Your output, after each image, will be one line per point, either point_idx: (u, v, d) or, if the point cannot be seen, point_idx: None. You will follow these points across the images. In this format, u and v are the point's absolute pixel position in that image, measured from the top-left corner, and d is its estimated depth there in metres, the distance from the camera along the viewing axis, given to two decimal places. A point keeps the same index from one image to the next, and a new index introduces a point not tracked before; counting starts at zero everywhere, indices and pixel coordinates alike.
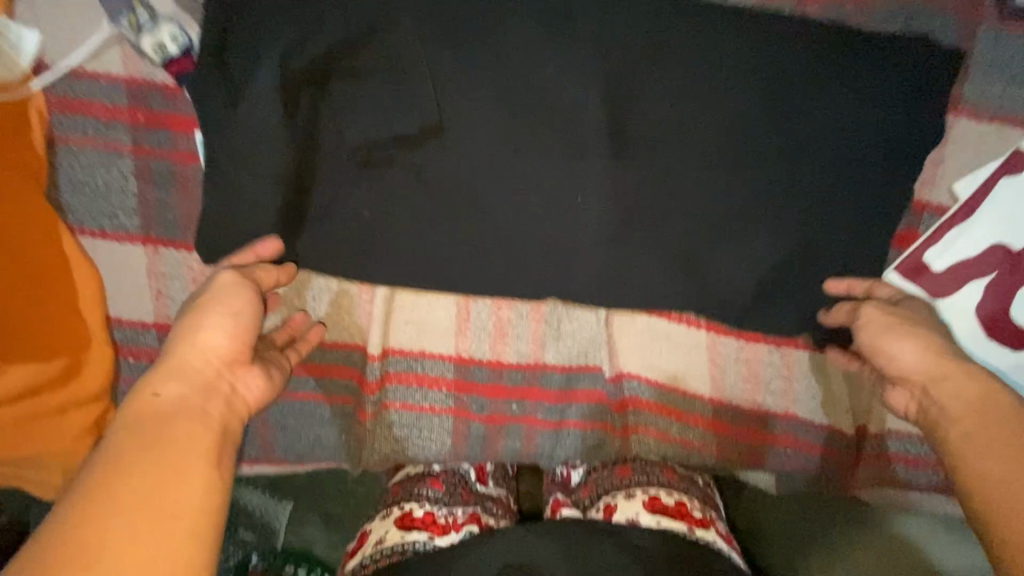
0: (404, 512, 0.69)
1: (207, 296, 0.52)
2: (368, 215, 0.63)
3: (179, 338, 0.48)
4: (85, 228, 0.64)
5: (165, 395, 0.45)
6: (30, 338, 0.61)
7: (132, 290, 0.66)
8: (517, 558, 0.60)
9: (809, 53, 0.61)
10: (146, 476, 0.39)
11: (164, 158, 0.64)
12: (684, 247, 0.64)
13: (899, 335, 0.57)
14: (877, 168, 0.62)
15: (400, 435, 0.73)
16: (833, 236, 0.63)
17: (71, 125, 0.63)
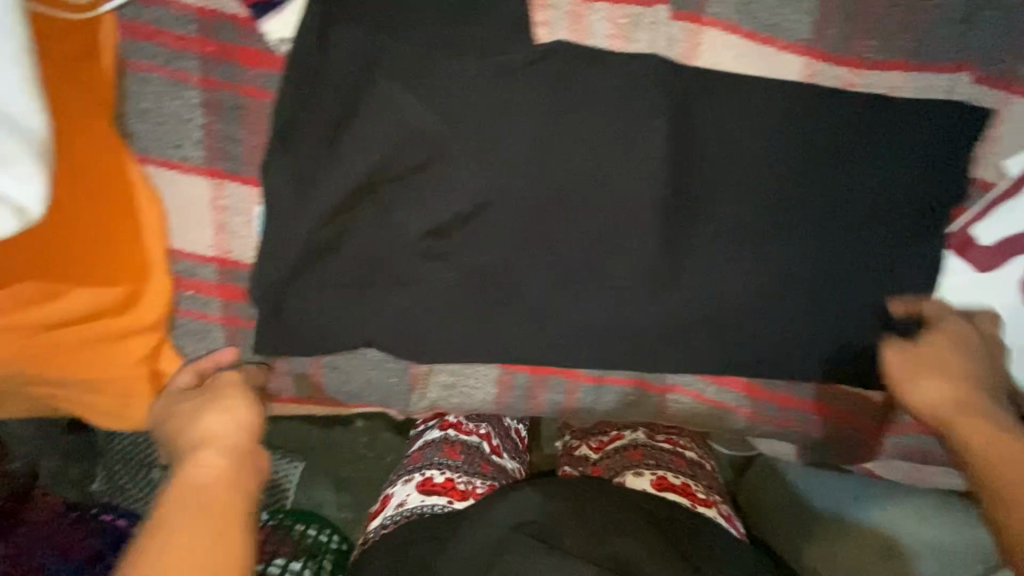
0: (424, 478, 0.74)
1: (225, 385, 0.61)
2: (425, 165, 0.66)
3: (206, 414, 0.57)
4: (150, 157, 0.64)
5: (202, 466, 0.52)
6: (89, 261, 0.61)
7: (194, 222, 0.66)
8: (526, 517, 0.59)
9: (846, 106, 0.66)
10: (192, 536, 0.46)
11: (231, 91, 0.64)
12: (726, 218, 0.69)
13: (930, 374, 0.65)
14: (905, 219, 0.68)
15: (450, 383, 0.75)
16: (863, 237, 0.68)
17: (140, 50, 0.62)
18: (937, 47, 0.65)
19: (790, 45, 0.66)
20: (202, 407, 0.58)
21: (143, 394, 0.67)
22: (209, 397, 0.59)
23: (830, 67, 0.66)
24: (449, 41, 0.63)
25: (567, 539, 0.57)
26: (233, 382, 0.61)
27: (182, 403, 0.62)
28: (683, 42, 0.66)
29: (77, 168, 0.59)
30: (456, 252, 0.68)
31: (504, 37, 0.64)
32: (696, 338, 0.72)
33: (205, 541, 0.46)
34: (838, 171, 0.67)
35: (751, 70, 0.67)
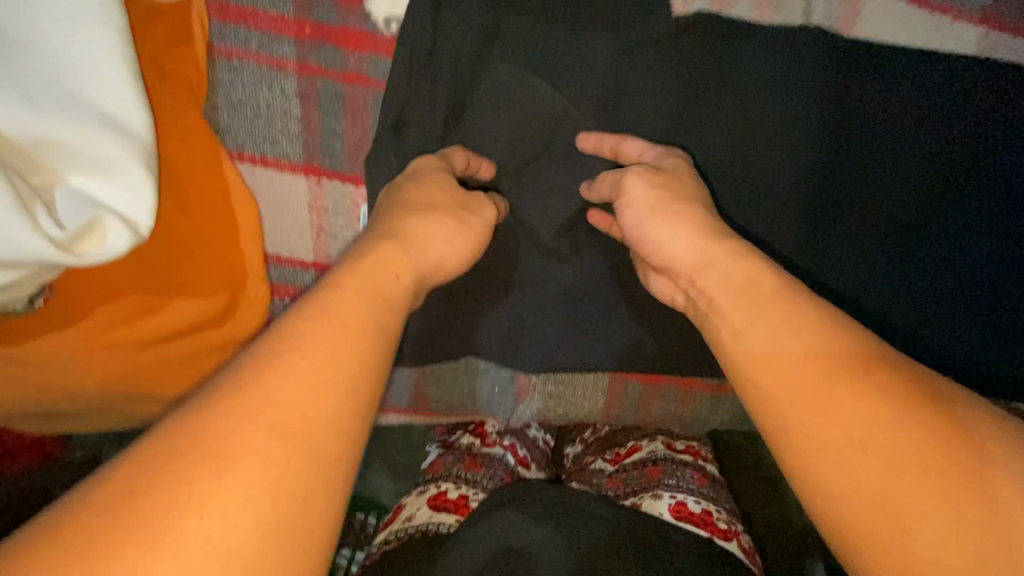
0: (438, 492, 0.68)
1: (459, 193, 0.49)
2: (539, 156, 0.59)
3: (428, 217, 0.46)
4: (244, 154, 0.58)
5: (400, 282, 0.41)
6: (187, 271, 0.56)
7: (292, 225, 0.61)
8: (509, 542, 0.53)
9: (961, 95, 0.59)
10: (360, 344, 0.35)
11: (332, 79, 0.57)
12: (867, 215, 0.62)
13: (668, 216, 0.49)
14: (1014, 220, 0.62)
15: (557, 394, 0.70)
16: (963, 241, 0.63)
17: (231, 35, 0.56)
18: None
19: (965, 13, 0.57)
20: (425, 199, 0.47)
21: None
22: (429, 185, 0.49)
23: (1011, 39, 0.58)
24: (574, 13, 0.56)
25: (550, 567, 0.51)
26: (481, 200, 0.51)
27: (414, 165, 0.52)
28: (841, 10, 0.57)
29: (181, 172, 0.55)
30: (562, 249, 0.62)
31: (638, 11, 0.56)
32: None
33: (357, 359, 0.34)
34: (985, 160, 0.60)
35: (918, 43, 0.58)
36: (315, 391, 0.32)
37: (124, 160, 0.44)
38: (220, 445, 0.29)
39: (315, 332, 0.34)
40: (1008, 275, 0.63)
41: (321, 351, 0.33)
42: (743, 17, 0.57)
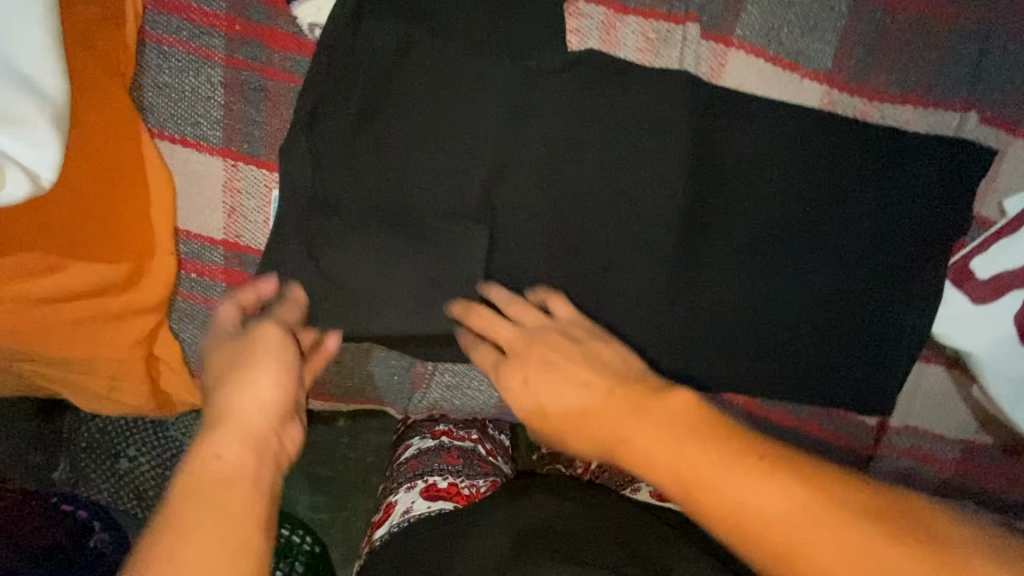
0: (428, 484, 0.75)
1: (256, 353, 0.56)
2: (443, 163, 0.66)
3: (247, 394, 0.54)
4: (165, 133, 0.62)
5: (225, 458, 0.50)
6: (86, 234, 0.59)
7: (203, 201, 0.64)
8: (528, 525, 0.62)
9: (834, 136, 0.69)
10: (226, 498, 0.47)
11: (256, 72, 0.62)
12: (733, 236, 0.71)
13: (539, 367, 0.63)
14: (893, 249, 0.71)
15: (451, 384, 0.74)
16: (850, 269, 0.72)
17: (163, 23, 0.60)
18: (946, 87, 0.68)
19: (810, 72, 0.68)
20: (246, 372, 0.55)
21: (137, 377, 0.65)
22: (236, 364, 0.56)
23: (847, 96, 0.68)
24: (477, 38, 0.64)
25: (576, 543, 0.59)
26: (279, 336, 0.58)
27: (222, 354, 0.58)
28: (709, 61, 0.68)
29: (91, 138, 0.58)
30: (461, 247, 0.68)
31: (539, 43, 0.65)
32: (710, 333, 0.74)
33: (224, 527, 0.45)
34: (835, 196, 0.70)
35: (773, 95, 0.69)
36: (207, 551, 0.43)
37: (33, 115, 0.48)
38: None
39: (182, 532, 0.44)
40: (895, 301, 0.72)
41: (212, 529, 0.45)
42: (628, 59, 0.67)
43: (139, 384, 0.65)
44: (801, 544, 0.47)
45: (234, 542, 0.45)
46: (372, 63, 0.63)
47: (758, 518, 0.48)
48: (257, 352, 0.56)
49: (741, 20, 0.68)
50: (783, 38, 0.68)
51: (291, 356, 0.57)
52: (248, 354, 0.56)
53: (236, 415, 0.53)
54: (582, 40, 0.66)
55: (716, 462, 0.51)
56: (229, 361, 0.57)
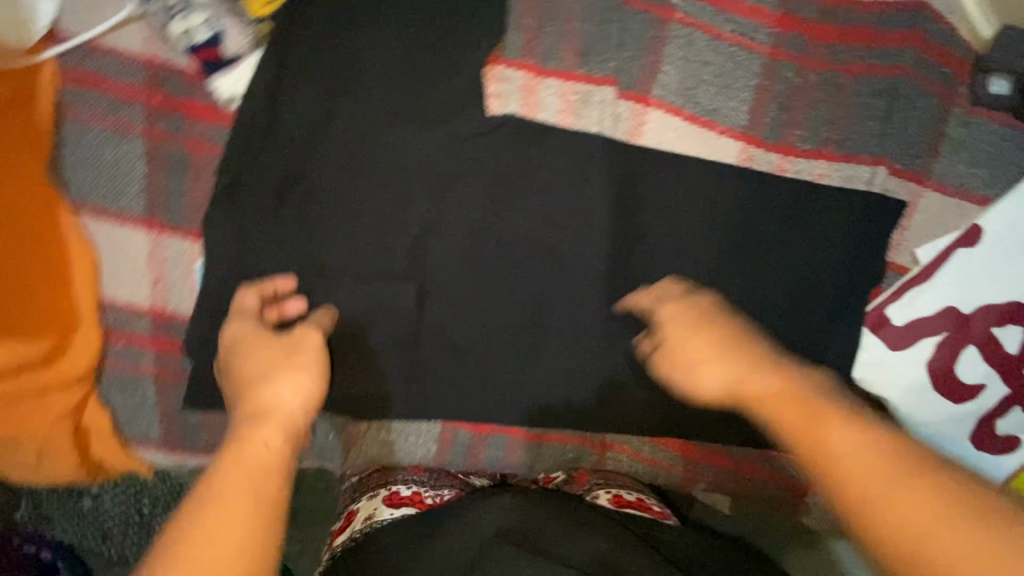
0: (392, 492, 0.68)
1: (305, 357, 0.51)
2: (372, 226, 0.67)
3: (293, 389, 0.48)
4: (87, 207, 0.62)
5: (271, 449, 0.43)
6: (9, 310, 0.60)
7: (128, 274, 0.64)
8: (511, 524, 0.56)
9: (754, 192, 0.70)
10: (258, 483, 0.40)
11: (177, 143, 0.63)
12: (663, 288, 0.71)
13: (699, 324, 0.50)
14: (818, 307, 0.70)
15: (388, 440, 0.75)
16: (780, 328, 0.70)
17: (81, 99, 0.61)
18: (858, 141, 0.70)
19: (728, 130, 0.70)
20: (292, 371, 0.49)
21: (61, 450, 0.64)
22: (278, 357, 0.51)
23: (763, 152, 0.70)
24: (401, 106, 0.66)
25: (557, 542, 0.54)
26: (314, 344, 0.53)
27: (262, 350, 0.52)
28: (628, 120, 0.70)
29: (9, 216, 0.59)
30: (390, 309, 0.68)
31: (460, 108, 0.67)
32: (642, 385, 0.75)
33: (252, 524, 0.38)
34: (758, 249, 0.70)
35: (692, 152, 0.70)
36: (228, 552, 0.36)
37: None
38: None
39: (197, 540, 0.36)
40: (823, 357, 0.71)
41: (235, 516, 0.38)
42: (549, 120, 0.69)
43: (61, 459, 0.64)
44: (928, 553, 0.33)
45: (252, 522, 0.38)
46: (297, 133, 0.64)
47: (850, 463, 0.37)
48: (303, 354, 0.52)
49: (659, 81, 0.70)
50: (699, 96, 0.70)
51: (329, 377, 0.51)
52: (298, 354, 0.52)
53: (276, 408, 0.46)
54: (502, 104, 0.68)
55: (782, 388, 0.43)
56: (269, 365, 0.51)
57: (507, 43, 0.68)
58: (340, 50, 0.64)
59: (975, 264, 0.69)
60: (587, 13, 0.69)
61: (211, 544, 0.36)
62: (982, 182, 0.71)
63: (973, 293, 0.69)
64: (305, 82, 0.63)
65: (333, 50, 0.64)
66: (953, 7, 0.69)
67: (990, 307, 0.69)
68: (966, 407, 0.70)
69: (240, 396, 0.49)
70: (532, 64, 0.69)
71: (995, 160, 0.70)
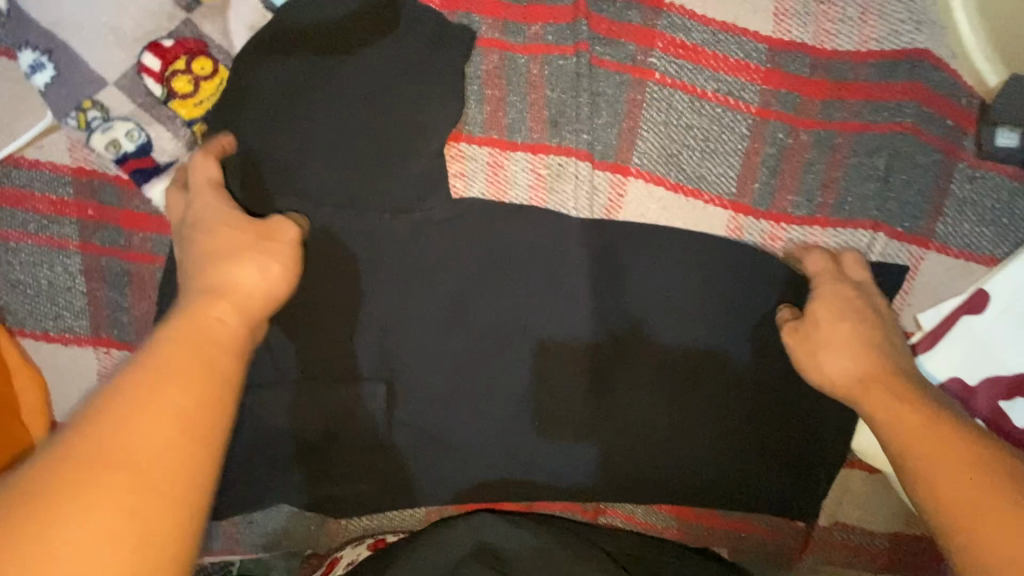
0: (377, 539, 0.69)
1: (274, 241, 0.49)
2: (339, 322, 0.63)
3: (259, 276, 0.46)
4: (27, 331, 0.59)
5: (225, 324, 0.42)
6: None
7: (78, 395, 0.60)
8: (486, 542, 0.61)
9: (745, 267, 0.65)
10: (204, 357, 0.39)
11: (117, 256, 0.58)
12: (652, 368, 0.67)
13: (849, 312, 0.57)
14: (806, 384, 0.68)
15: (372, 527, 0.73)
16: (769, 401, 0.68)
17: (8, 218, 0.57)
18: (856, 204, 0.64)
19: (715, 197, 0.65)
20: (253, 251, 0.47)
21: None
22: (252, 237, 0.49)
23: (754, 221, 0.65)
24: (359, 197, 0.60)
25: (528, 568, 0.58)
26: (292, 237, 0.50)
27: (223, 222, 0.49)
28: (607, 192, 0.65)
29: None
30: (365, 404, 0.65)
31: (423, 194, 0.61)
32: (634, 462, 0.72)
33: (200, 401, 0.36)
34: (747, 327, 0.66)
35: (678, 223, 0.65)
36: (173, 430, 0.34)
37: None
38: (83, 490, 0.31)
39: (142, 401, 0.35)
40: (809, 429, 0.70)
41: (166, 391, 0.36)
42: (520, 200, 0.64)
43: None
44: (989, 539, 0.37)
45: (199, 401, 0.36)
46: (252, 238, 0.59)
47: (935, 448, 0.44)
48: (274, 227, 0.50)
49: (638, 147, 0.64)
50: (682, 161, 0.64)
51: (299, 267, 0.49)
52: (266, 237, 0.49)
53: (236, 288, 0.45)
54: (464, 186, 0.64)
55: (899, 399, 0.49)
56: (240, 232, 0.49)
57: (469, 118, 0.64)
58: (288, 143, 0.58)
59: (982, 331, 0.65)
60: (558, 80, 0.64)
61: (149, 402, 0.35)
62: (988, 241, 0.66)
63: (978, 364, 0.65)
64: (250, 182, 0.58)
65: (278, 141, 0.58)
66: (956, 53, 0.64)
67: (997, 379, 0.64)
68: None
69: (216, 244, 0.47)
70: (499, 138, 0.64)
71: (1003, 217, 0.65)
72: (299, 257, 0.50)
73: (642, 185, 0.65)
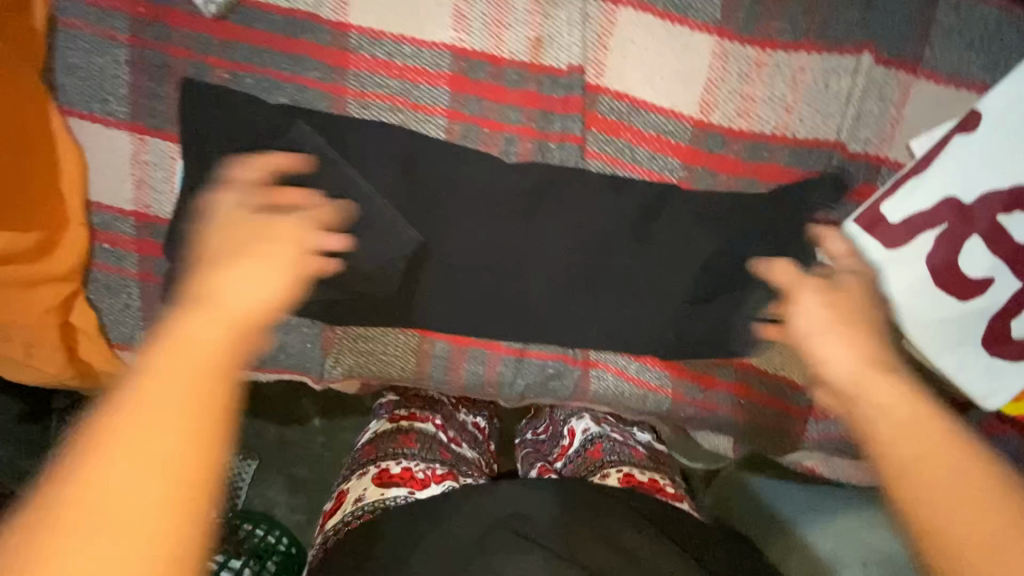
0: (382, 471, 0.79)
1: (276, 250, 0.47)
2: (349, 136, 0.68)
3: (245, 279, 0.44)
4: (73, 110, 0.66)
5: (202, 337, 0.39)
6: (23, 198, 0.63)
7: (112, 174, 0.68)
8: (512, 510, 0.62)
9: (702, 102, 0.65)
10: (194, 373, 0.37)
11: (159, 50, 0.66)
12: (640, 201, 0.71)
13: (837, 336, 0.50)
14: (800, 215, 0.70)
15: (366, 349, 0.76)
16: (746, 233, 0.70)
17: (71, 8, 0.65)
18: (841, 30, 0.67)
19: (701, 24, 0.68)
20: (245, 262, 0.45)
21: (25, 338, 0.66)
22: (251, 243, 0.47)
23: (738, 46, 0.68)
24: (379, 14, 0.67)
25: (564, 538, 0.58)
26: (289, 233, 0.50)
27: (232, 231, 0.49)
28: (599, 20, 0.69)
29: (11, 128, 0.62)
30: (380, 214, 0.67)
31: (432, 11, 0.68)
32: (631, 297, 0.73)
33: (205, 395, 0.36)
34: (737, 179, 0.71)
35: (665, 49, 0.69)
36: (176, 441, 0.34)
37: None
38: (105, 471, 0.33)
39: (122, 431, 0.34)
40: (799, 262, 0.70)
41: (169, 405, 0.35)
42: (519, 23, 0.68)
43: (50, 354, 0.68)
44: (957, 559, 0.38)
45: (196, 399, 0.36)
46: (286, 42, 0.67)
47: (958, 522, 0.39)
48: (271, 235, 0.49)
49: None
50: None
51: (294, 265, 0.47)
52: (266, 239, 0.48)
53: (218, 297, 0.42)
54: (422, 130, 0.70)
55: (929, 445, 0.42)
56: (234, 246, 0.47)
57: None
58: None
59: (974, 152, 0.66)
60: None
61: (154, 410, 0.35)
62: (978, 69, 0.67)
63: (972, 180, 0.67)
64: None
65: None
66: None
67: (994, 192, 0.66)
68: (972, 303, 0.68)
69: (222, 255, 0.46)
70: None
71: (991, 44, 0.66)
72: (289, 247, 0.49)
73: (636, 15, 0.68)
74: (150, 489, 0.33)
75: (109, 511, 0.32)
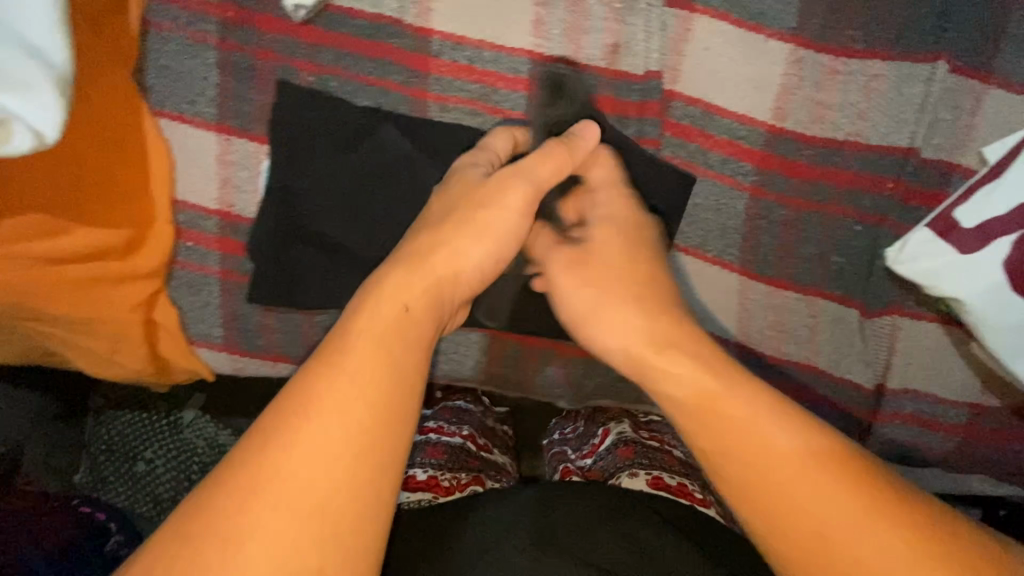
0: (410, 477, 0.81)
1: (490, 222, 0.56)
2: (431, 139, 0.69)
3: (456, 253, 0.54)
4: (164, 110, 0.68)
5: (409, 309, 0.49)
6: (114, 195, 0.64)
7: (198, 173, 0.69)
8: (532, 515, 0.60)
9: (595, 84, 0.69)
10: (398, 338, 0.46)
11: (247, 54, 0.68)
12: None
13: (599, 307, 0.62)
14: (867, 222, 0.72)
15: (439, 348, 0.77)
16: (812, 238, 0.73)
17: (164, 12, 0.66)
18: (915, 38, 0.68)
19: (776, 32, 0.69)
20: (464, 238, 0.55)
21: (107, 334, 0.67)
22: (466, 215, 0.57)
23: (813, 54, 0.70)
24: (461, 19, 0.69)
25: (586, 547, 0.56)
26: (519, 207, 0.58)
27: (446, 203, 0.58)
28: (674, 28, 0.70)
29: (103, 126, 0.63)
30: None
31: (513, 17, 0.69)
32: None
33: (391, 364, 0.45)
34: (808, 184, 0.73)
35: (740, 57, 0.70)
36: (370, 398, 0.43)
37: (38, 80, 0.52)
38: (313, 417, 0.41)
39: (330, 384, 0.43)
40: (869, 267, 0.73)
41: (364, 366, 0.44)
42: (597, 30, 0.70)
43: (135, 350, 0.69)
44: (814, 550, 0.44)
45: (389, 365, 0.45)
46: (370, 46, 0.68)
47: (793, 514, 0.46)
48: (487, 206, 0.57)
49: None
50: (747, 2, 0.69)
51: (506, 239, 0.57)
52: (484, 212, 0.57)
53: (429, 270, 0.52)
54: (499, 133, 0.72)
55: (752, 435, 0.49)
56: (454, 219, 0.56)
57: None
58: None
59: None
60: None
61: (357, 370, 0.44)
62: None
63: None
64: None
65: None
66: None
67: None
68: None
69: (424, 231, 0.56)
70: None
71: None
72: (510, 225, 0.58)
73: (711, 22, 0.70)
74: (346, 437, 0.41)
75: (319, 450, 0.40)
